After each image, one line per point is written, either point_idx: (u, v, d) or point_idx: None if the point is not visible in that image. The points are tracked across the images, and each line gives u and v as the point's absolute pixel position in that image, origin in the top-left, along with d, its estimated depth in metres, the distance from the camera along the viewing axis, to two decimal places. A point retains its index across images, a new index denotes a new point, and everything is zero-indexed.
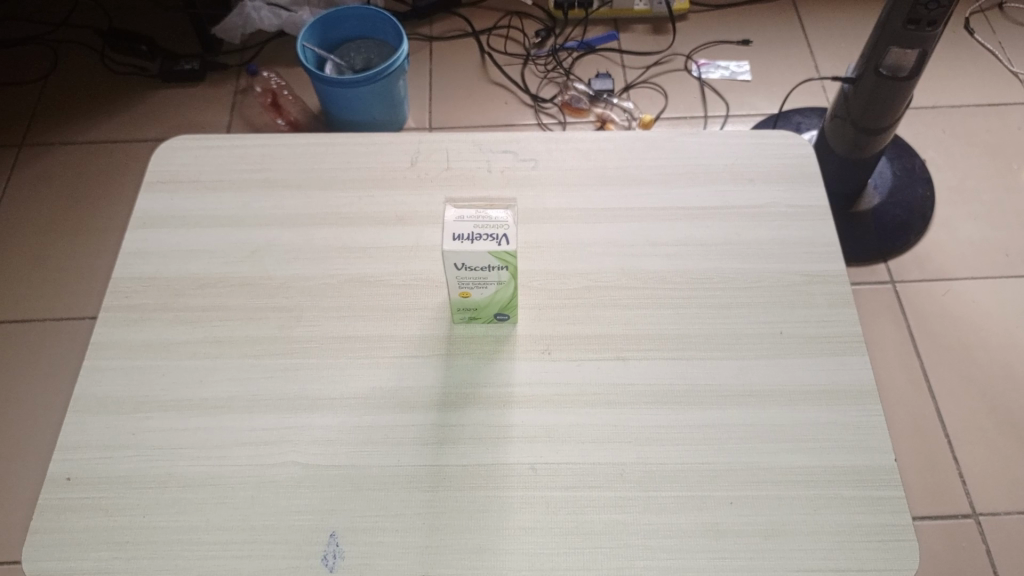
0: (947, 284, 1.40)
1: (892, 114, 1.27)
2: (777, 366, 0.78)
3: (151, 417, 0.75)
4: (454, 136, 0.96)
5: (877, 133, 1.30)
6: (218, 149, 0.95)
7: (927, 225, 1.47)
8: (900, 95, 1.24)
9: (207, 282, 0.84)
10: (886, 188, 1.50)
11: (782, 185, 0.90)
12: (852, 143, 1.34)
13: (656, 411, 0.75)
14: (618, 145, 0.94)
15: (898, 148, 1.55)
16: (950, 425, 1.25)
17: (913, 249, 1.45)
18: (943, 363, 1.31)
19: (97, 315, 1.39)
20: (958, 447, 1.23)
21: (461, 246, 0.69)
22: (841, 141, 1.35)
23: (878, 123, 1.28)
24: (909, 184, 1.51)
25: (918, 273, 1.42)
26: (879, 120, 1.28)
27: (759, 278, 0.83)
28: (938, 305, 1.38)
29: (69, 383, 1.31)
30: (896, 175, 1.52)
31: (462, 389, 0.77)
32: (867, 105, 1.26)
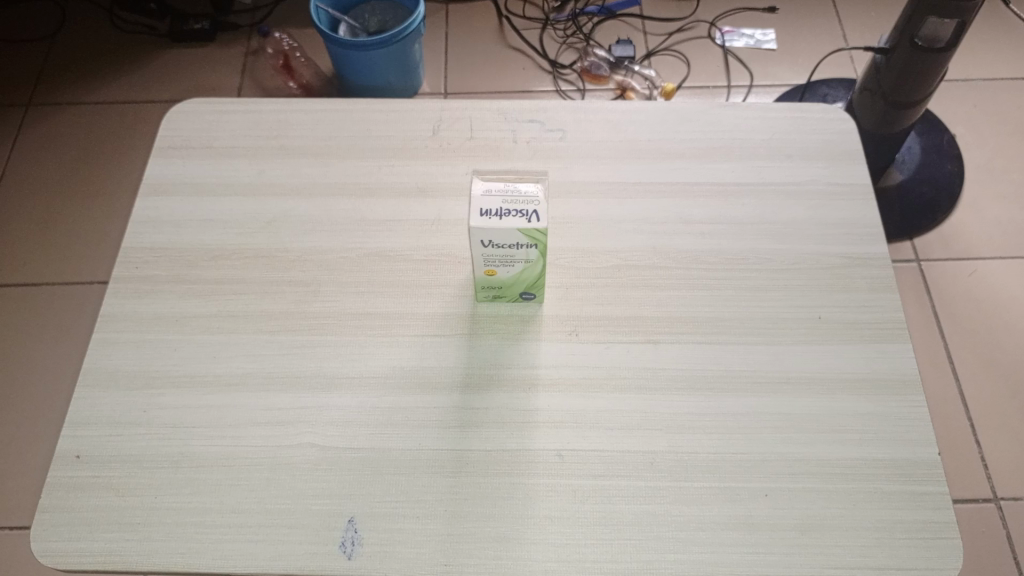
0: (973, 264, 1.36)
1: (925, 86, 1.22)
2: (814, 353, 0.74)
3: (163, 394, 0.73)
4: (477, 103, 0.91)
5: (907, 106, 1.25)
6: (232, 114, 0.91)
7: (956, 203, 1.43)
8: (935, 67, 1.19)
9: (221, 254, 0.81)
10: (914, 164, 1.45)
11: (822, 162, 0.86)
12: (880, 117, 1.29)
13: (688, 398, 0.72)
14: (649, 116, 0.90)
15: (928, 123, 1.50)
16: (974, 409, 1.22)
17: (942, 228, 1.40)
18: (966, 346, 1.28)
19: (107, 279, 1.36)
20: (980, 431, 1.20)
21: (489, 222, 0.65)
22: (871, 114, 1.30)
23: (908, 97, 1.24)
24: (938, 160, 1.46)
25: (943, 252, 1.38)
26: (911, 94, 1.23)
27: (797, 260, 0.79)
28: (964, 286, 1.34)
29: (80, 350, 1.29)
30: (925, 151, 1.47)
31: (485, 370, 0.74)
32: (900, 77, 1.21)
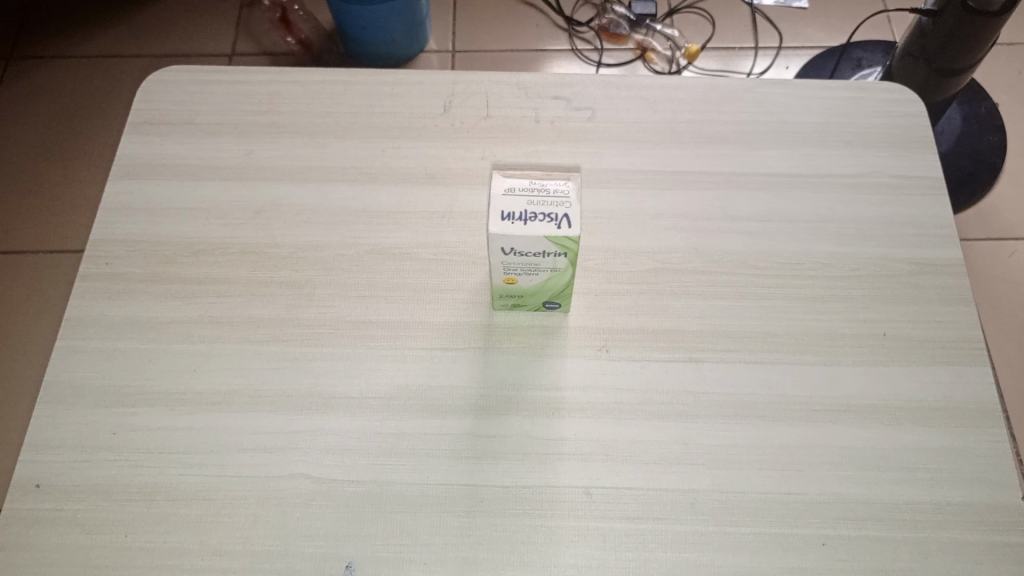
0: (1014, 245, 1.26)
1: (975, 51, 1.11)
2: (878, 375, 0.65)
3: (136, 413, 0.64)
4: (494, 75, 0.80)
5: (954, 72, 1.14)
6: (216, 84, 0.80)
7: (998, 179, 1.32)
8: (987, 31, 1.07)
9: (202, 249, 0.71)
10: (953, 135, 1.33)
11: (888, 150, 0.75)
12: (923, 84, 1.18)
13: (735, 427, 0.63)
14: (690, 93, 0.79)
15: (970, 91, 1.37)
16: (1010, 402, 1.14)
17: (984, 205, 1.30)
18: (1005, 333, 1.19)
19: (85, 248, 1.26)
20: (1016, 424, 1.12)
21: (512, 227, 0.56)
22: (912, 81, 1.19)
23: (957, 62, 1.12)
24: (980, 132, 1.34)
25: (983, 232, 1.27)
26: (959, 58, 1.12)
27: (860, 265, 0.69)
28: (1004, 268, 1.24)
29: (52, 329, 1.19)
30: (965, 121, 1.34)
31: (503, 391, 0.64)
32: (949, 43, 1.10)
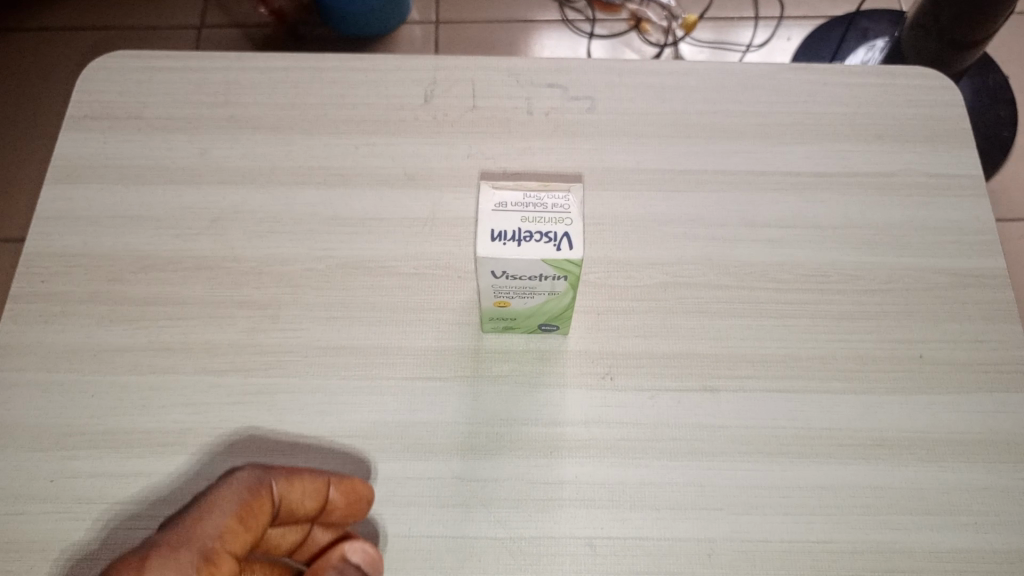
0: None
1: (990, 26, 1.02)
2: (915, 405, 0.58)
3: (77, 456, 0.56)
4: (481, 60, 0.71)
5: (966, 47, 1.06)
6: (168, 71, 0.71)
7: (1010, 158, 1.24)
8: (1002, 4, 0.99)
9: (153, 264, 0.63)
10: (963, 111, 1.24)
11: (922, 145, 0.67)
12: (932, 57, 1.09)
13: (756, 466, 0.56)
14: (701, 80, 0.70)
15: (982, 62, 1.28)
16: None
17: (994, 185, 1.23)
18: None
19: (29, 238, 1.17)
20: None
21: (503, 251, 0.48)
22: (921, 54, 1.10)
23: (970, 36, 1.04)
24: (992, 106, 1.24)
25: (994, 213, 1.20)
26: (973, 32, 1.03)
27: (893, 277, 0.62)
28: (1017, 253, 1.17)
29: None
30: (975, 96, 1.25)
31: (494, 428, 0.57)
32: (964, 15, 1.01)
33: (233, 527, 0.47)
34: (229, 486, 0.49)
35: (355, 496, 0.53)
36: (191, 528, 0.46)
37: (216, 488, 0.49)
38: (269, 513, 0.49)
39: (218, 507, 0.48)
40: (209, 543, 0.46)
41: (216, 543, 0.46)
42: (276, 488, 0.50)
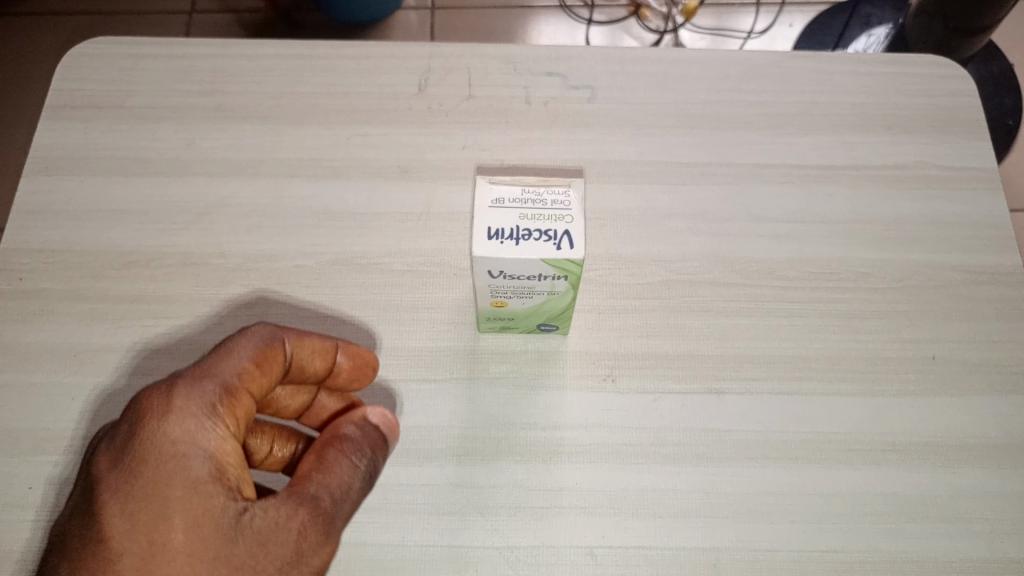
0: None
1: (996, 13, 1.00)
2: (928, 408, 0.56)
3: (56, 463, 0.53)
4: (477, 47, 0.69)
5: (971, 34, 1.03)
6: (151, 58, 0.68)
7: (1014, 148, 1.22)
8: None
9: (136, 260, 0.60)
10: None
11: (935, 136, 0.65)
12: (936, 44, 1.07)
13: (763, 472, 0.54)
14: (706, 68, 0.68)
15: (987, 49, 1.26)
16: None
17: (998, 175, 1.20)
18: None
19: None
20: None
21: (501, 250, 0.46)
22: (924, 41, 1.07)
23: (976, 23, 1.01)
24: (995, 95, 1.21)
25: None
26: (979, 19, 1.00)
27: (905, 274, 0.60)
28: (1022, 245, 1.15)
29: None
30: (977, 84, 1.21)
31: (491, 432, 0.55)
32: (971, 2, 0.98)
33: (252, 369, 0.47)
34: (247, 335, 0.48)
35: (362, 363, 0.53)
36: (210, 366, 0.46)
37: (233, 335, 0.48)
38: (283, 363, 0.49)
39: (236, 351, 0.47)
40: (230, 381, 0.46)
41: (237, 381, 0.46)
42: (290, 343, 0.49)
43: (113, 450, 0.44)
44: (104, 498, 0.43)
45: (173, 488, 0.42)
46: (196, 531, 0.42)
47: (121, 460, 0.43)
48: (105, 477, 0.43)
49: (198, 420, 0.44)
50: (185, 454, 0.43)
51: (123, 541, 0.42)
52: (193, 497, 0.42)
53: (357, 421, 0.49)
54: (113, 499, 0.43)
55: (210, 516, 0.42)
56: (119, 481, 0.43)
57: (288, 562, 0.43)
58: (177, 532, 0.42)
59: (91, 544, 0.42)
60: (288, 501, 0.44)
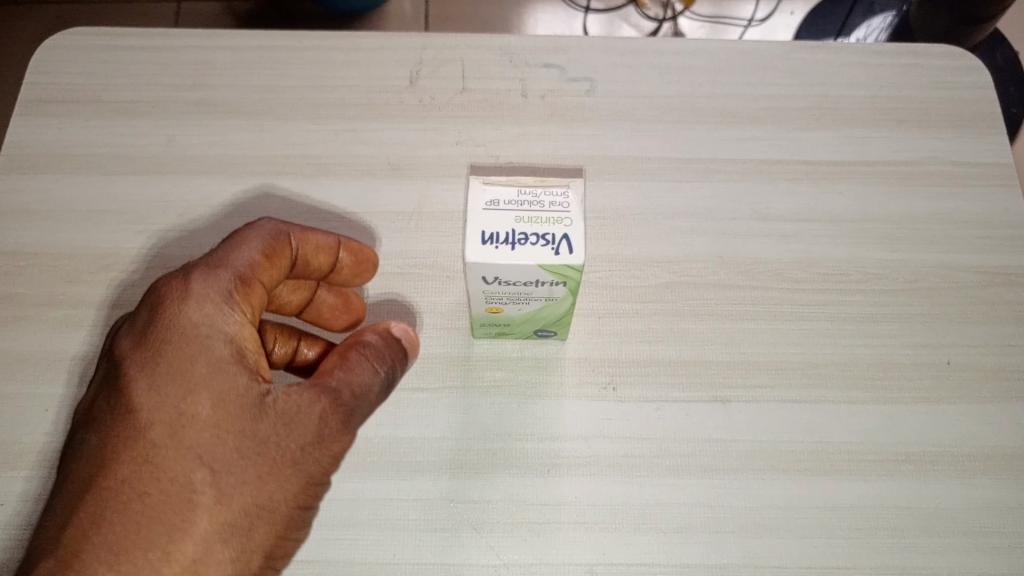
0: None
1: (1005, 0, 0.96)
2: (944, 417, 0.53)
3: (30, 478, 0.51)
4: (471, 38, 0.66)
5: (978, 22, 1.00)
6: (130, 50, 0.65)
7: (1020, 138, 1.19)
8: None
9: (115, 264, 0.57)
10: None
11: (949, 130, 0.62)
12: (942, 33, 1.03)
13: (772, 485, 0.51)
14: (709, 60, 0.65)
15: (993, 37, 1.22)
16: None
17: None
18: None
19: None
20: None
21: (496, 256, 0.43)
22: (930, 30, 1.04)
23: (983, 11, 0.98)
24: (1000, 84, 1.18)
25: None
26: (987, 7, 0.97)
27: (919, 276, 0.57)
28: None
29: None
30: None
31: (486, 444, 0.52)
32: None
33: (263, 259, 0.47)
34: (254, 229, 0.47)
35: (363, 259, 0.54)
36: (222, 255, 0.46)
37: (244, 227, 0.48)
38: (290, 259, 0.49)
39: (247, 241, 0.47)
40: (243, 270, 0.46)
41: (250, 271, 0.46)
42: (295, 239, 0.49)
43: (138, 332, 0.45)
44: (129, 378, 0.44)
45: (198, 366, 0.43)
46: (222, 409, 0.43)
47: (145, 341, 0.44)
48: (130, 357, 0.44)
49: (216, 307, 0.44)
50: (208, 336, 0.44)
51: (154, 413, 0.42)
52: (217, 375, 0.43)
53: (380, 330, 0.48)
54: (139, 376, 0.43)
55: (235, 394, 0.43)
56: (144, 360, 0.43)
57: (311, 441, 0.44)
58: (204, 408, 0.42)
59: (124, 415, 0.43)
60: (310, 388, 0.45)
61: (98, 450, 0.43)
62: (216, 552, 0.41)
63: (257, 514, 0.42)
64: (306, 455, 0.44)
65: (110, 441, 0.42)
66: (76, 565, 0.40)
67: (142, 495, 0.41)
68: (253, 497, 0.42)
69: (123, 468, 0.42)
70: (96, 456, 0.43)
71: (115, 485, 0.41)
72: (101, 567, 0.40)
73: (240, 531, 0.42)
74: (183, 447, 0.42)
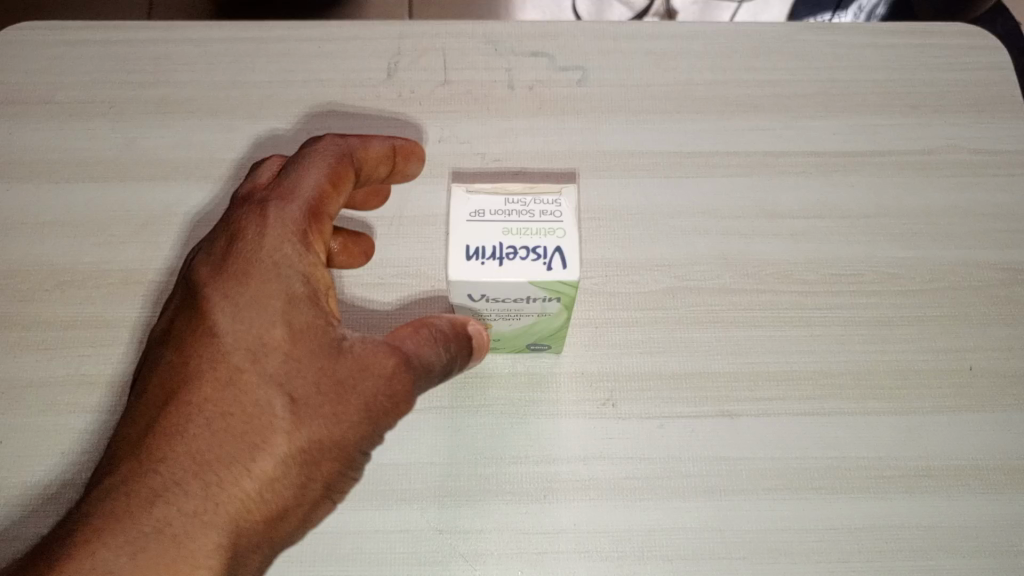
0: None
1: None
2: (969, 427, 0.49)
3: None
4: (453, 25, 0.61)
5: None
6: (84, 45, 0.60)
7: None
8: None
9: (70, 279, 0.53)
10: None
11: (967, 115, 0.58)
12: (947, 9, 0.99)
13: (786, 505, 0.48)
14: (709, 44, 0.61)
15: None
16: None
17: None
18: None
19: None
20: None
21: (482, 272, 0.39)
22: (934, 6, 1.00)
23: None
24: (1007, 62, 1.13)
25: None
26: None
27: (938, 275, 0.53)
28: None
29: None
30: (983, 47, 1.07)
31: (477, 468, 0.49)
32: None
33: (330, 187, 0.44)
34: (316, 155, 0.45)
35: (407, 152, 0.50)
36: (292, 183, 0.43)
37: (315, 149, 0.45)
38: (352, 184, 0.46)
39: (315, 168, 0.44)
40: (313, 201, 0.43)
41: (319, 201, 0.43)
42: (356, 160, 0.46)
43: (220, 252, 0.42)
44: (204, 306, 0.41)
45: (275, 296, 0.40)
46: (298, 345, 0.40)
47: (223, 267, 0.42)
48: (211, 275, 0.42)
49: (290, 240, 0.42)
50: (283, 267, 0.41)
51: (231, 342, 0.40)
52: (293, 309, 0.40)
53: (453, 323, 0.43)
54: (221, 296, 0.41)
55: (313, 333, 0.40)
56: (226, 279, 0.41)
57: (386, 387, 0.40)
58: (284, 334, 0.40)
59: (198, 342, 0.40)
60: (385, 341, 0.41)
61: (173, 374, 0.40)
62: (287, 484, 0.39)
63: (334, 452, 0.39)
64: (378, 406, 0.40)
65: (185, 365, 0.40)
66: (152, 481, 0.37)
67: (218, 422, 0.39)
68: (331, 433, 0.39)
69: (202, 388, 0.39)
70: (169, 383, 0.40)
71: (194, 404, 0.39)
72: (176, 486, 0.37)
73: (317, 465, 0.39)
74: (258, 379, 0.39)
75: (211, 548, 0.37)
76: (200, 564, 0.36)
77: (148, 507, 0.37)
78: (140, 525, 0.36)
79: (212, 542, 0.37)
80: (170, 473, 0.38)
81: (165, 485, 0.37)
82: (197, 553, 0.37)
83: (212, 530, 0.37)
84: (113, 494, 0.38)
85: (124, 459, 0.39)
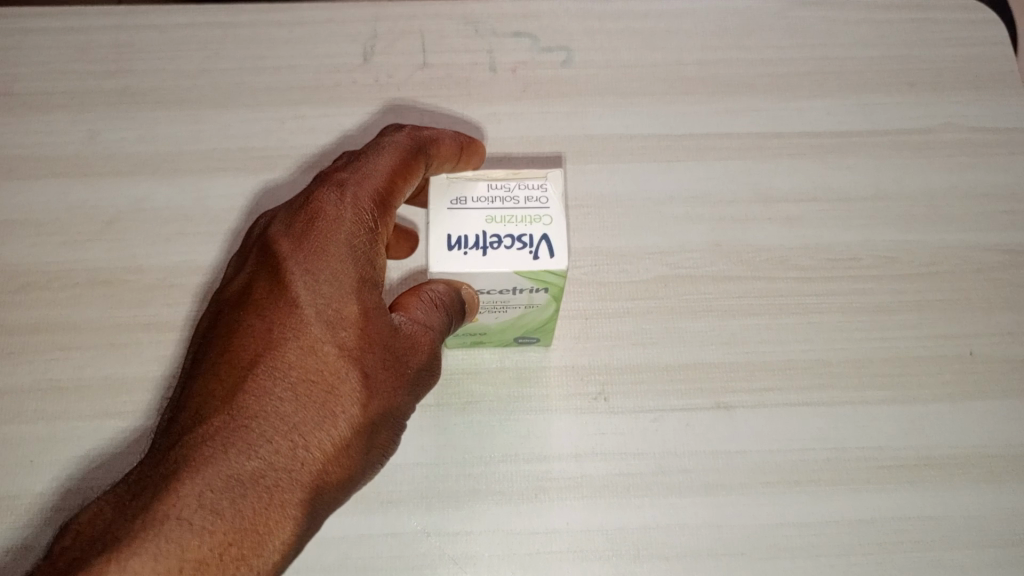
0: None
1: None
2: (970, 415, 0.48)
3: None
4: (433, 7, 0.59)
5: None
6: (41, 33, 0.57)
7: None
8: None
9: (31, 279, 0.50)
10: None
11: (966, 91, 0.56)
12: None
13: (786, 499, 0.46)
14: (697, 24, 0.59)
15: None
16: None
17: None
18: None
19: None
20: None
21: (465, 262, 0.37)
22: None
23: None
24: None
25: None
26: None
27: (938, 258, 0.52)
28: None
29: None
30: None
31: (465, 469, 0.47)
32: None
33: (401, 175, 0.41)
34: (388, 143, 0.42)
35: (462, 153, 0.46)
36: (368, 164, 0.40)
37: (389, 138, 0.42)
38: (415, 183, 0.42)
39: (390, 154, 0.41)
40: (388, 182, 0.40)
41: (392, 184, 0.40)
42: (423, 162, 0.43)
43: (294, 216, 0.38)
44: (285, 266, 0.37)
45: (355, 262, 0.37)
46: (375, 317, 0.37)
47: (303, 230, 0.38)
48: (287, 234, 0.38)
49: (365, 211, 0.39)
50: (362, 238, 0.38)
51: (315, 303, 0.36)
52: (369, 282, 0.37)
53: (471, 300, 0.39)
54: (300, 255, 0.37)
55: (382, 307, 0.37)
56: (307, 239, 0.37)
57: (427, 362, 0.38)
58: (362, 304, 0.37)
59: (278, 300, 0.36)
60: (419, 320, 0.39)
61: (252, 330, 0.36)
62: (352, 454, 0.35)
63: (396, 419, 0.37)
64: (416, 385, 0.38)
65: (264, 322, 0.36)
66: (240, 436, 0.33)
67: (300, 382, 0.35)
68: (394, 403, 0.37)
69: (287, 344, 0.35)
70: (247, 338, 0.36)
71: (278, 364, 0.35)
72: (264, 442, 0.33)
73: (381, 435, 0.37)
74: (341, 344, 0.36)
75: (297, 503, 0.33)
76: (281, 519, 0.32)
77: (236, 460, 0.32)
78: (228, 478, 0.32)
79: (296, 497, 0.33)
80: (259, 427, 0.33)
81: (251, 441, 0.33)
82: (286, 512, 0.33)
83: (299, 488, 0.33)
84: (190, 450, 0.32)
85: (201, 415, 0.34)
